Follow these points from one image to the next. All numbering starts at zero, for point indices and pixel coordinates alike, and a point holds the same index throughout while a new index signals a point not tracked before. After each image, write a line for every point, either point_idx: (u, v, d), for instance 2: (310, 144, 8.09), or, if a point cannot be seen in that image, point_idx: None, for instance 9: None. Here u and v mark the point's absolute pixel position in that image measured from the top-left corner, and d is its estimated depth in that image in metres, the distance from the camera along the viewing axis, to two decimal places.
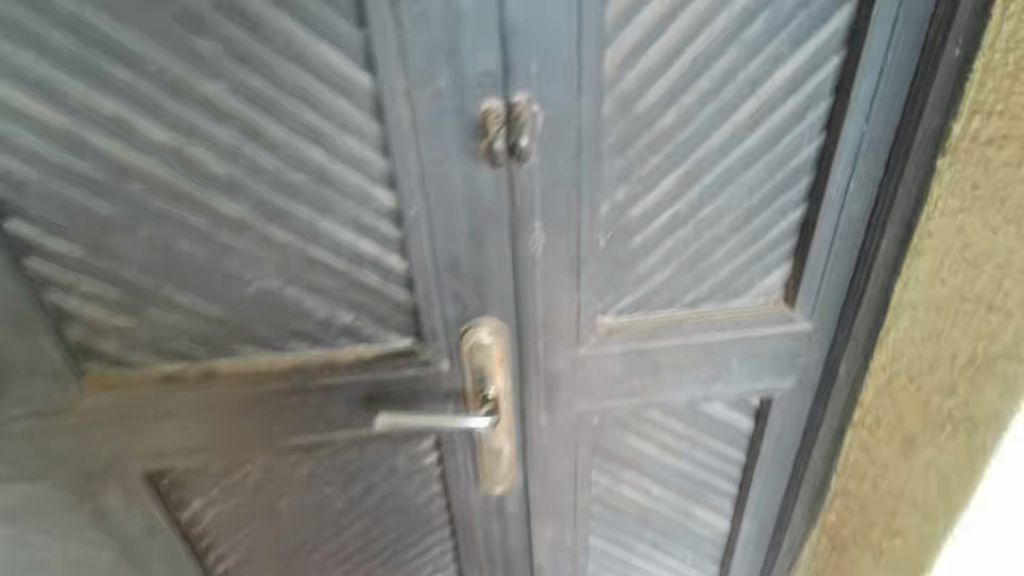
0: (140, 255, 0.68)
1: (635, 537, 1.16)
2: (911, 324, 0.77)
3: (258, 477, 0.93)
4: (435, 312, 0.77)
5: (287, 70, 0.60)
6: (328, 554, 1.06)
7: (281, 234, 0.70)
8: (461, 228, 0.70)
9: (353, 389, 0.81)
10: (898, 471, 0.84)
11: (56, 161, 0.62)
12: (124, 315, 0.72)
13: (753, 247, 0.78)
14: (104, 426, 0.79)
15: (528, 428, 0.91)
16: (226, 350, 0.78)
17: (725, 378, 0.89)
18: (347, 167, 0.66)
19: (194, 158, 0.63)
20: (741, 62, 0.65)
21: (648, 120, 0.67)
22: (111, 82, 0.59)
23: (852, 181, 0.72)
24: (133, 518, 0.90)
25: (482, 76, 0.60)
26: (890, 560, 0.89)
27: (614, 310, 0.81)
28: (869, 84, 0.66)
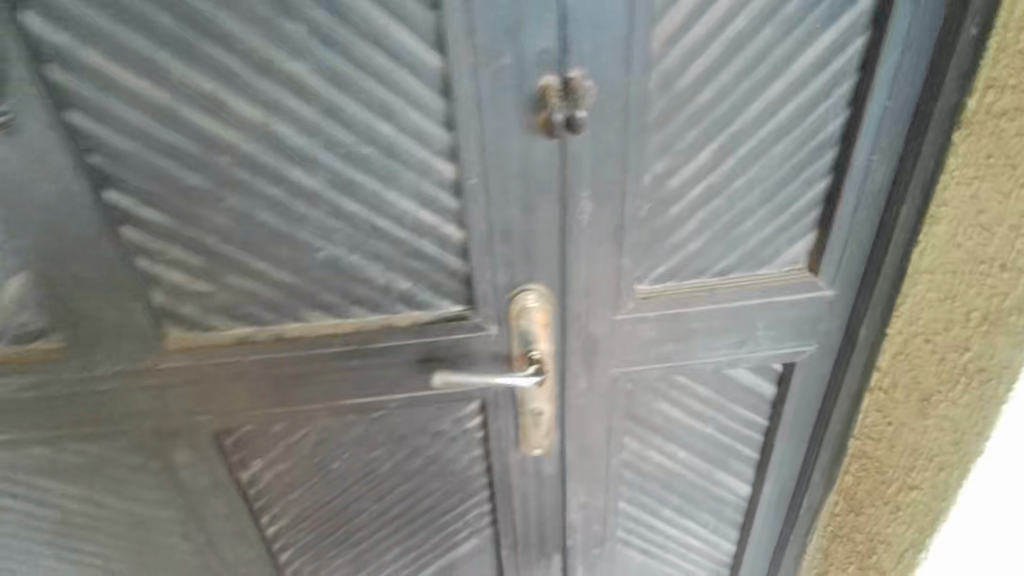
0: (222, 224, 0.74)
1: (662, 502, 1.22)
2: (928, 288, 0.83)
3: (313, 438, 0.99)
4: (487, 279, 0.83)
5: (365, 50, 0.66)
6: (376, 514, 1.14)
7: (349, 205, 0.76)
8: (516, 198, 0.76)
9: (409, 351, 0.88)
10: (913, 429, 0.90)
11: (155, 136, 0.68)
12: (204, 281, 0.78)
13: (781, 217, 0.84)
14: (179, 386, 0.85)
15: (567, 391, 0.98)
16: (292, 315, 0.83)
17: (752, 344, 0.95)
18: (412, 141, 0.72)
19: (277, 132, 0.69)
20: (774, 42, 0.71)
21: (687, 96, 0.73)
22: (208, 61, 0.65)
23: (874, 152, 0.78)
24: (201, 472, 0.98)
25: (541, 54, 0.66)
26: (903, 515, 0.94)
27: (650, 278, 0.87)
28: (892, 61, 0.72)
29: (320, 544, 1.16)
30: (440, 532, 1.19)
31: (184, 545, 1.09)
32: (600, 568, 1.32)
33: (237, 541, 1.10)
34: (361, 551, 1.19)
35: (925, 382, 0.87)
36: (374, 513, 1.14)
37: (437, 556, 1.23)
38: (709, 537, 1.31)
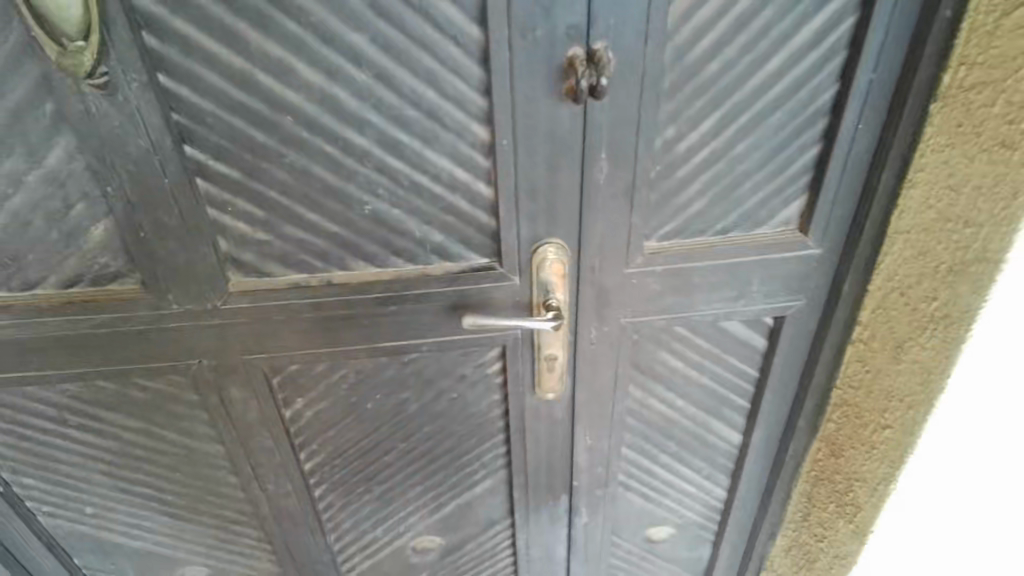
0: (282, 178, 0.84)
1: (661, 448, 1.34)
2: (903, 247, 0.94)
3: (351, 380, 1.10)
4: (513, 233, 0.93)
5: (416, 22, 0.75)
6: (402, 453, 1.26)
7: (394, 163, 0.85)
8: (541, 158, 0.86)
9: (441, 298, 0.98)
10: (891, 373, 1.01)
11: (230, 97, 0.77)
12: (263, 231, 0.88)
13: (777, 182, 0.94)
14: (237, 326, 0.95)
15: (579, 339, 1.09)
16: (337, 263, 0.93)
17: (747, 298, 1.06)
18: (453, 106, 0.82)
19: (335, 94, 0.79)
20: (774, 21, 0.80)
21: (696, 68, 0.82)
22: (280, 30, 0.74)
23: (861, 122, 0.88)
24: (250, 409, 1.09)
25: (570, 28, 0.76)
26: (878, 452, 1.06)
27: (657, 236, 0.97)
28: (877, 40, 0.82)
29: (350, 481, 1.27)
30: (458, 472, 1.31)
31: (230, 478, 1.21)
32: (603, 511, 1.44)
33: (277, 475, 1.21)
34: (387, 488, 1.31)
35: (899, 331, 0.98)
36: (400, 453, 1.25)
37: (455, 495, 1.35)
38: (702, 483, 1.43)
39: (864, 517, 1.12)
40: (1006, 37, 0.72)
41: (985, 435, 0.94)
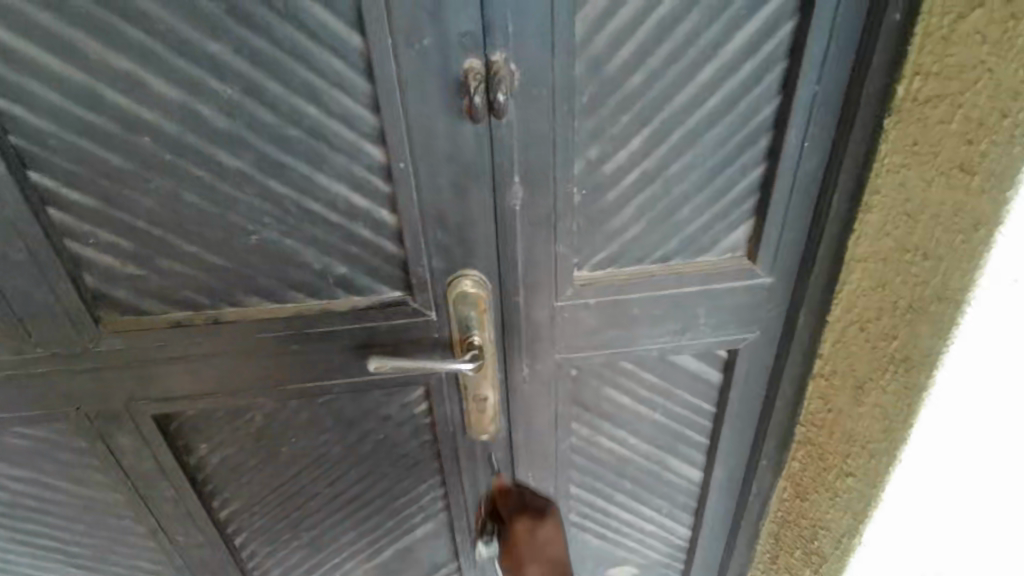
0: (149, 206, 0.74)
1: (615, 487, 1.24)
2: (862, 276, 0.84)
3: (260, 424, 1.02)
4: (423, 265, 0.83)
5: (283, 30, 0.65)
6: (329, 497, 1.15)
7: (279, 188, 0.75)
8: (446, 182, 0.76)
9: (349, 335, 0.88)
10: (851, 415, 0.91)
11: (72, 115, 0.67)
12: (134, 265, 0.79)
13: (716, 205, 0.84)
14: (116, 369, 0.86)
15: (511, 377, 0.98)
16: (226, 298, 0.83)
17: (693, 331, 0.95)
18: (340, 124, 0.71)
19: (199, 112, 0.68)
20: (703, 26, 0.70)
21: (618, 80, 0.72)
22: (124, 39, 0.64)
23: (806, 139, 0.78)
24: (145, 458, 1.00)
25: (464, 36, 0.65)
26: (840, 500, 0.96)
27: (590, 265, 0.87)
28: (819, 46, 0.71)
29: (275, 526, 1.17)
30: (394, 516, 1.21)
31: (137, 527, 1.11)
32: None
33: (187, 524, 1.11)
34: (317, 534, 1.20)
35: (860, 370, 0.88)
36: (326, 497, 1.15)
37: (392, 540, 1.24)
38: (663, 522, 1.33)
39: (828, 569, 1.02)
40: (962, 43, 0.62)
41: (949, 494, 0.84)
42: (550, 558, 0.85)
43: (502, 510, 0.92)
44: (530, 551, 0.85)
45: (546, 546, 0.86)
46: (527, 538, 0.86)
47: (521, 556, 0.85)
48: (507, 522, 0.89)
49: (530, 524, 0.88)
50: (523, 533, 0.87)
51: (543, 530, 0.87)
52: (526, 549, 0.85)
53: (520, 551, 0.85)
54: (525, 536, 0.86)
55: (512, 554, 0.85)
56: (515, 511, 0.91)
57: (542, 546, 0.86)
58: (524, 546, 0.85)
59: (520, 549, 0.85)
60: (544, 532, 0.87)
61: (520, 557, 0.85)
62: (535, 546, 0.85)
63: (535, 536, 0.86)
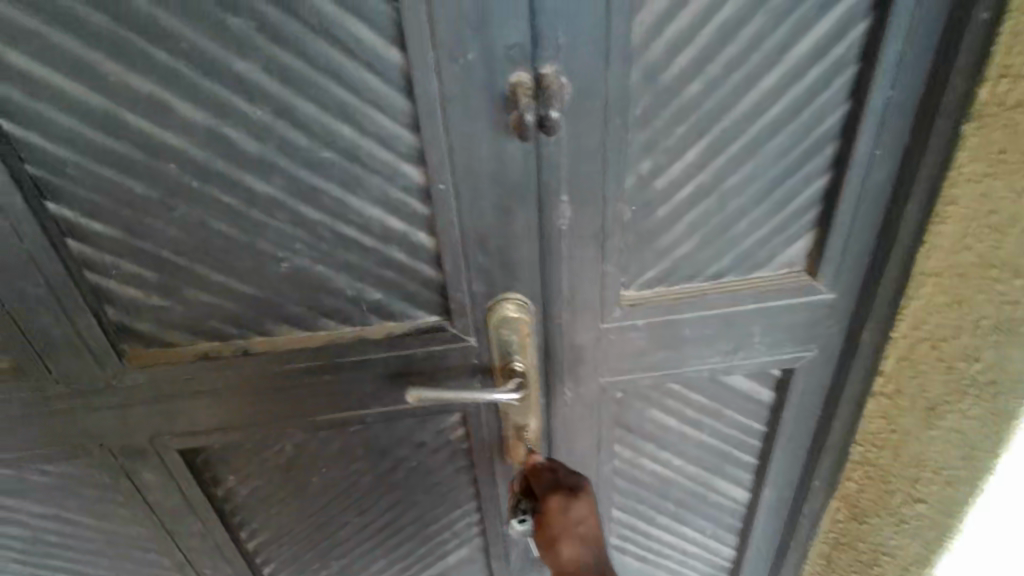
0: (174, 235, 0.69)
1: (657, 509, 1.18)
2: (934, 291, 0.79)
3: (290, 454, 0.97)
4: (463, 289, 0.78)
5: (317, 47, 0.60)
6: (360, 525, 1.11)
7: (311, 214, 0.70)
8: (489, 203, 0.70)
9: (384, 364, 0.83)
10: (920, 438, 0.86)
11: (92, 143, 0.63)
12: (159, 296, 0.74)
13: (776, 219, 0.79)
14: (142, 404, 0.82)
15: (554, 402, 0.93)
16: (255, 328, 0.79)
17: (748, 350, 0.89)
18: (376, 144, 0.66)
19: (228, 136, 0.64)
20: (769, 29, 0.64)
21: (675, 89, 0.67)
22: (146, 61, 0.59)
23: (877, 147, 0.72)
24: (172, 492, 0.96)
25: (511, 48, 0.60)
26: (908, 528, 0.91)
27: (638, 283, 0.82)
28: (896, 48, 0.65)
29: (304, 556, 1.12)
30: (427, 543, 1.15)
31: (162, 561, 1.07)
32: None
33: (214, 557, 1.07)
34: (347, 562, 1.16)
35: (933, 392, 0.82)
36: (358, 526, 1.11)
37: (425, 568, 1.19)
38: (707, 543, 1.26)
39: None
40: None
41: None
42: (585, 535, 0.80)
43: (535, 487, 0.87)
44: (564, 529, 0.80)
45: (581, 523, 0.80)
46: (559, 515, 0.81)
47: (554, 534, 0.80)
48: (541, 499, 0.84)
49: (563, 501, 0.82)
50: (556, 511, 0.81)
51: (577, 508, 0.81)
52: (559, 527, 0.80)
53: (554, 529, 0.80)
54: (558, 514, 0.81)
55: (546, 532, 0.81)
56: (548, 488, 0.85)
57: (576, 523, 0.81)
58: (557, 524, 0.80)
59: (553, 527, 0.80)
60: (579, 510, 0.81)
61: (553, 536, 0.80)
62: (569, 524, 0.80)
63: (568, 513, 0.81)
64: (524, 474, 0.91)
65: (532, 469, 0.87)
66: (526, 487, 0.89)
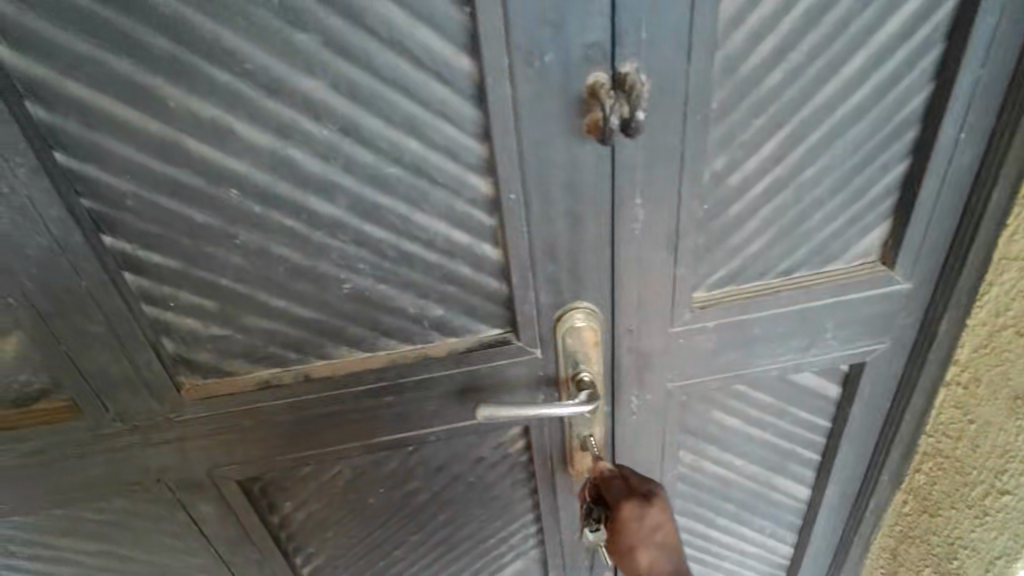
0: (235, 263, 0.66)
1: (716, 511, 1.15)
2: (1020, 275, 0.73)
3: (347, 477, 0.94)
4: (531, 300, 0.74)
5: (385, 57, 0.56)
6: (415, 543, 1.08)
7: (374, 232, 0.67)
8: (560, 210, 0.67)
9: (449, 381, 0.80)
10: (1004, 429, 0.80)
11: (151, 172, 0.60)
12: (219, 325, 0.71)
13: (852, 209, 0.75)
14: (201, 437, 0.79)
15: (619, 409, 0.90)
16: (315, 352, 0.76)
17: (820, 345, 0.86)
18: (443, 157, 0.63)
19: (292, 157, 0.61)
20: (854, 13, 0.61)
21: (754, 81, 0.63)
22: (209, 83, 0.56)
23: (963, 129, 0.69)
24: (229, 523, 0.93)
25: (589, 48, 0.57)
26: (994, 521, 0.87)
27: (708, 283, 0.78)
28: (988, 25, 0.62)
29: None
30: (482, 557, 1.12)
31: None
32: None
33: None
34: None
35: (1018, 380, 0.76)
36: (414, 544, 1.08)
37: None
38: (766, 542, 1.23)
39: None
40: None
41: None
42: (663, 543, 0.75)
43: (606, 494, 0.82)
44: (639, 538, 0.75)
45: (657, 530, 0.75)
46: (633, 523, 0.76)
47: (629, 541, 0.75)
48: (614, 507, 0.79)
49: (637, 508, 0.77)
50: (629, 517, 0.77)
51: (652, 515, 0.76)
52: (634, 535, 0.75)
53: (629, 537, 0.75)
54: (631, 521, 0.76)
55: (619, 540, 0.76)
56: (620, 495, 0.80)
57: (652, 530, 0.75)
58: (632, 531, 0.75)
59: (628, 534, 0.76)
60: (655, 516, 0.76)
61: (628, 543, 0.75)
62: (645, 530, 0.75)
63: (643, 520, 0.76)
64: (592, 481, 0.87)
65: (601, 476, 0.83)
66: (596, 495, 0.85)
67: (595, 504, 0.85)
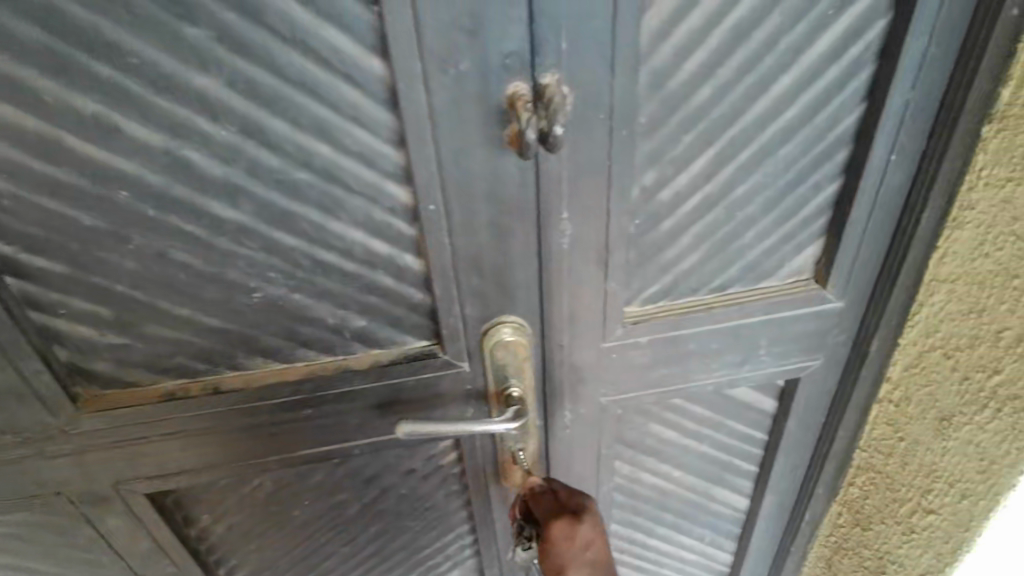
0: (131, 268, 0.62)
1: (656, 521, 1.14)
2: (948, 299, 0.73)
3: (269, 488, 0.90)
4: (455, 313, 0.71)
5: (287, 56, 0.53)
6: (346, 554, 1.04)
7: (284, 239, 0.63)
8: (483, 222, 0.64)
9: (371, 395, 0.76)
10: (931, 450, 0.80)
11: (30, 169, 0.55)
12: (116, 333, 0.67)
13: (786, 226, 0.74)
14: (103, 449, 0.75)
15: (552, 423, 0.88)
16: (226, 363, 0.72)
17: (754, 362, 0.85)
18: (357, 163, 0.60)
19: (190, 160, 0.56)
20: (784, 30, 0.60)
21: (683, 96, 0.62)
22: (90, 77, 0.51)
23: (894, 151, 0.68)
24: (141, 536, 0.88)
25: (508, 56, 0.54)
26: (919, 538, 0.86)
27: (641, 298, 0.77)
28: (917, 48, 0.61)
29: None
30: (416, 568, 1.09)
31: None
32: None
33: None
34: None
35: (945, 402, 0.76)
36: (344, 556, 1.04)
37: None
38: (705, 550, 1.22)
39: None
40: None
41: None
42: (595, 562, 0.71)
43: (535, 510, 0.78)
44: (569, 557, 0.70)
45: (588, 549, 0.71)
46: (561, 541, 0.71)
47: (558, 562, 0.71)
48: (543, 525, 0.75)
49: (566, 525, 0.73)
50: (558, 536, 0.72)
51: (581, 532, 0.72)
52: (564, 555, 0.71)
53: (558, 556, 0.71)
54: (561, 539, 0.71)
55: (548, 560, 0.71)
56: (549, 511, 0.76)
57: (583, 548, 0.71)
58: (561, 551, 0.71)
59: (557, 554, 0.71)
60: (584, 534, 0.72)
61: (558, 563, 0.70)
62: (576, 548, 0.71)
63: (573, 539, 0.71)
64: (522, 497, 0.83)
65: (530, 492, 0.79)
66: (527, 511, 0.82)
67: (525, 521, 0.81)
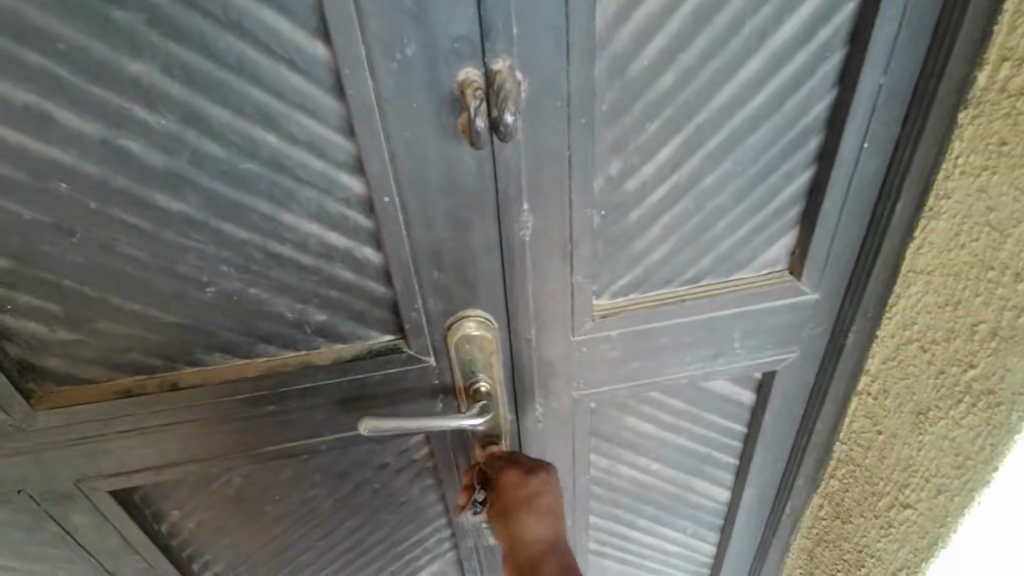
0: (75, 261, 0.61)
1: (636, 513, 1.12)
2: (925, 291, 0.71)
3: (238, 483, 0.89)
4: (418, 307, 0.69)
5: (225, 42, 0.51)
6: (322, 549, 1.02)
7: (235, 232, 0.61)
8: (442, 212, 0.62)
9: (333, 391, 0.74)
10: (908, 443, 0.77)
11: None
12: (66, 328, 0.66)
13: (758, 216, 0.72)
14: (61, 446, 0.74)
15: (523, 418, 0.86)
16: (183, 359, 0.70)
17: (729, 355, 0.83)
18: (307, 153, 0.58)
19: (129, 150, 0.55)
20: (748, 14, 0.58)
21: (644, 83, 0.60)
22: (18, 65, 0.51)
23: (866, 140, 0.66)
24: (109, 533, 0.87)
25: (456, 41, 0.53)
26: (896, 533, 0.83)
27: (611, 290, 0.75)
28: (887, 31, 0.59)
29: None
30: (394, 563, 1.07)
31: None
32: None
33: None
34: None
35: (922, 395, 0.74)
36: (319, 551, 1.02)
37: None
38: (688, 542, 1.20)
39: None
40: None
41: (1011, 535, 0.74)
42: (543, 511, 0.70)
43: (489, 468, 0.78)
44: (519, 501, 0.70)
45: (540, 498, 0.71)
46: (513, 486, 0.72)
47: (508, 504, 0.71)
48: (497, 477, 0.75)
49: (520, 473, 0.73)
50: (510, 482, 0.72)
51: (536, 482, 0.72)
52: (515, 498, 0.71)
53: (509, 501, 0.71)
54: (512, 485, 0.72)
55: (499, 503, 0.72)
56: (504, 465, 0.76)
57: (532, 496, 0.70)
58: (511, 494, 0.71)
59: (507, 498, 0.71)
60: (538, 484, 0.71)
61: (506, 505, 0.71)
62: (524, 494, 0.71)
63: (523, 486, 0.71)
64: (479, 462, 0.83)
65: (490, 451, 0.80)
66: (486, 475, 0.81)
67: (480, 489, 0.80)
